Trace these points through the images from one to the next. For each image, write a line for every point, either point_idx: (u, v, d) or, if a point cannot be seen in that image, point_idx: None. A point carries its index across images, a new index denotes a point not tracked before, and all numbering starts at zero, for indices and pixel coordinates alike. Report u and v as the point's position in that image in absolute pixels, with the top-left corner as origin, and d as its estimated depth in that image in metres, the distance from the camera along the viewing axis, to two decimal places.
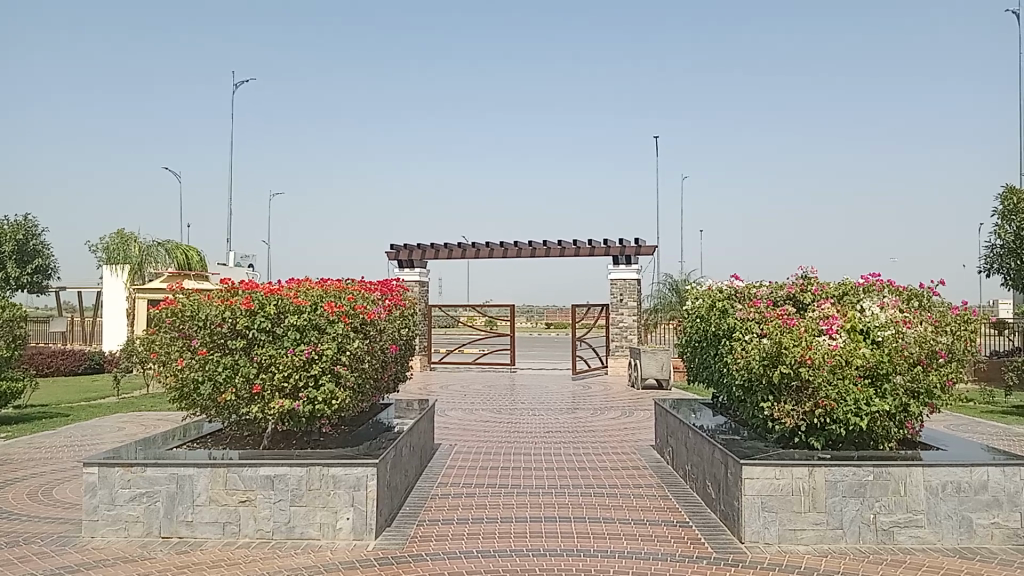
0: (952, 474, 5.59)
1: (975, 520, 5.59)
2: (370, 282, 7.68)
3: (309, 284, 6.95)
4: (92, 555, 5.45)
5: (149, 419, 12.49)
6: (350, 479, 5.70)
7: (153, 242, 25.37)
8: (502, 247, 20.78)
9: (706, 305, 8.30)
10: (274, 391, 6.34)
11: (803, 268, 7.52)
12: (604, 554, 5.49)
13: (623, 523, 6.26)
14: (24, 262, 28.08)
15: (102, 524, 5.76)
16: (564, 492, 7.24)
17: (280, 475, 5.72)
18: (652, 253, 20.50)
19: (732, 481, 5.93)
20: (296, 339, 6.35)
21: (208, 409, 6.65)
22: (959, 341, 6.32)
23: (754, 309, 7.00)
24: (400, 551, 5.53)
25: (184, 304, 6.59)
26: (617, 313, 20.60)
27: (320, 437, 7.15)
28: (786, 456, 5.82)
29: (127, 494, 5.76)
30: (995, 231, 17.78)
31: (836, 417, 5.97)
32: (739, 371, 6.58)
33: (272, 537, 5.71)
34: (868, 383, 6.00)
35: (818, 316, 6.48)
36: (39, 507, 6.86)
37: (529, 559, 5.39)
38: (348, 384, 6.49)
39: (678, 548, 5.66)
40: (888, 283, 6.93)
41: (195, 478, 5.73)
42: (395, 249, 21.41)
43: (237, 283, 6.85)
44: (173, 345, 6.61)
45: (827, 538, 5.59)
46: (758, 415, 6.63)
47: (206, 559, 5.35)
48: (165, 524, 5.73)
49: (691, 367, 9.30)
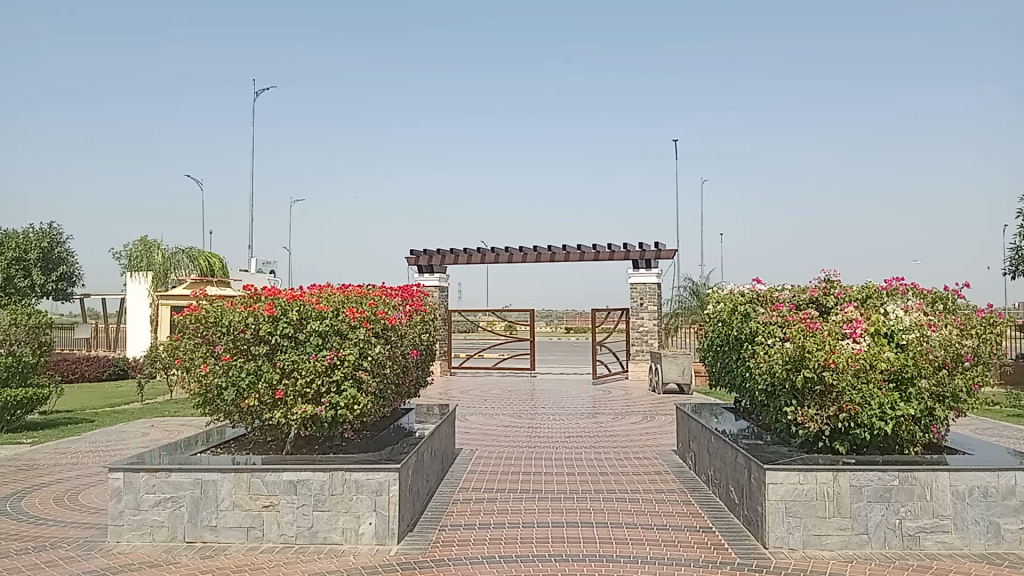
0: (980, 479, 5.52)
1: (1003, 525, 5.53)
2: (391, 287, 7.69)
3: (331, 290, 6.98)
4: (117, 559, 5.50)
5: (172, 425, 12.59)
6: (373, 484, 5.72)
7: (175, 251, 25.69)
8: (521, 252, 20.79)
9: (728, 310, 8.26)
10: (297, 396, 6.37)
11: (825, 272, 7.45)
12: (626, 560, 5.48)
13: (644, 529, 6.24)
14: (48, 270, 28.43)
15: (127, 529, 5.81)
16: (587, 498, 7.23)
17: (303, 480, 5.75)
18: (672, 256, 20.44)
19: (754, 486, 5.92)
20: (319, 344, 6.40)
21: (232, 415, 6.69)
22: (984, 345, 6.27)
23: (776, 313, 6.92)
24: (423, 556, 5.55)
25: (206, 311, 6.63)
26: (636, 317, 20.56)
27: (342, 442, 7.19)
28: (809, 460, 5.77)
29: (152, 499, 5.81)
30: (1020, 232, 17.63)
31: (860, 421, 5.92)
32: (761, 375, 6.54)
33: (296, 541, 5.74)
34: (892, 387, 5.96)
35: (841, 320, 6.41)
36: (66, 511, 6.94)
37: (553, 564, 5.39)
38: (370, 389, 6.50)
39: (701, 554, 5.62)
40: (911, 286, 6.86)
41: (219, 482, 5.77)
42: (415, 255, 21.50)
43: (259, 288, 6.88)
44: (196, 351, 6.67)
45: (852, 543, 5.54)
46: (781, 420, 6.59)
47: (231, 564, 5.39)
48: (190, 530, 5.77)
49: (712, 371, 9.24)
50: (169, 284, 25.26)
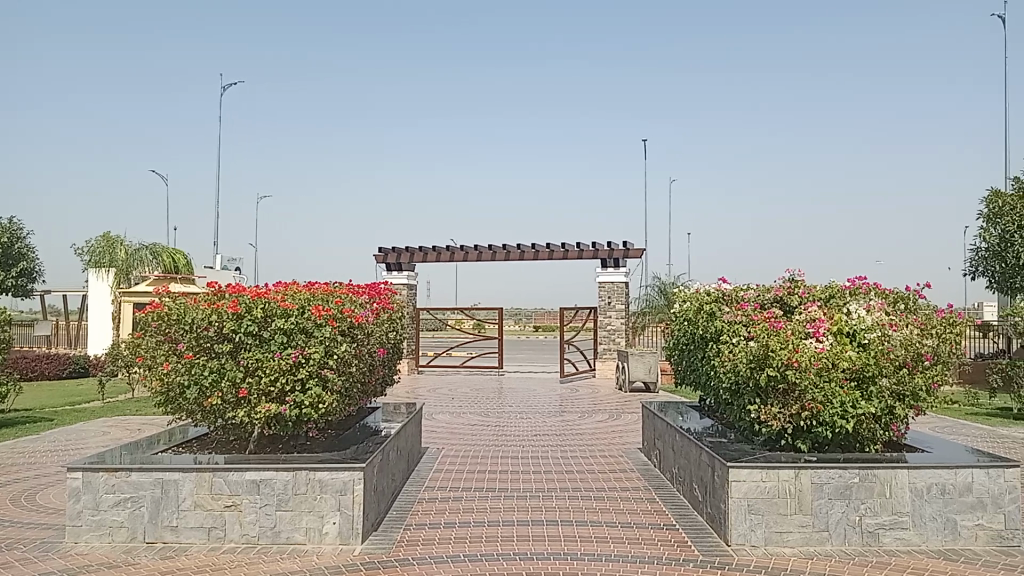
0: (938, 476, 5.62)
1: (960, 522, 5.63)
2: (358, 285, 7.64)
3: (296, 287, 6.92)
4: (74, 560, 5.40)
5: (134, 424, 12.40)
6: (337, 483, 5.68)
7: (139, 247, 25.31)
8: (490, 250, 20.79)
9: (694, 309, 8.32)
10: (260, 395, 6.30)
11: (789, 271, 7.53)
12: (590, 557, 5.50)
13: (609, 527, 6.27)
14: (8, 265, 27.86)
15: (85, 530, 5.71)
16: (553, 496, 7.24)
17: (266, 479, 5.69)
18: (639, 256, 20.53)
19: (718, 484, 5.98)
20: (283, 343, 6.33)
21: (194, 413, 6.60)
22: (944, 344, 6.37)
23: (742, 313, 6.98)
24: (385, 555, 5.52)
25: (169, 308, 6.54)
26: (604, 316, 20.63)
27: (306, 442, 7.14)
28: (772, 458, 5.83)
29: (111, 499, 5.71)
30: (980, 234, 18.01)
31: (822, 419, 5.99)
32: (726, 374, 6.59)
33: (258, 542, 5.68)
34: (854, 386, 6.03)
35: (804, 319, 6.48)
36: (23, 512, 6.81)
37: (517, 563, 5.38)
38: (335, 388, 6.46)
39: (665, 551, 5.66)
40: (874, 286, 6.95)
41: (180, 482, 5.69)
42: (383, 252, 21.37)
43: (223, 286, 6.79)
44: (158, 349, 6.57)
45: (813, 540, 5.60)
46: (744, 418, 6.65)
47: (192, 564, 5.33)
48: (150, 530, 5.69)
49: (677, 370, 9.29)
50: (132, 281, 24.88)
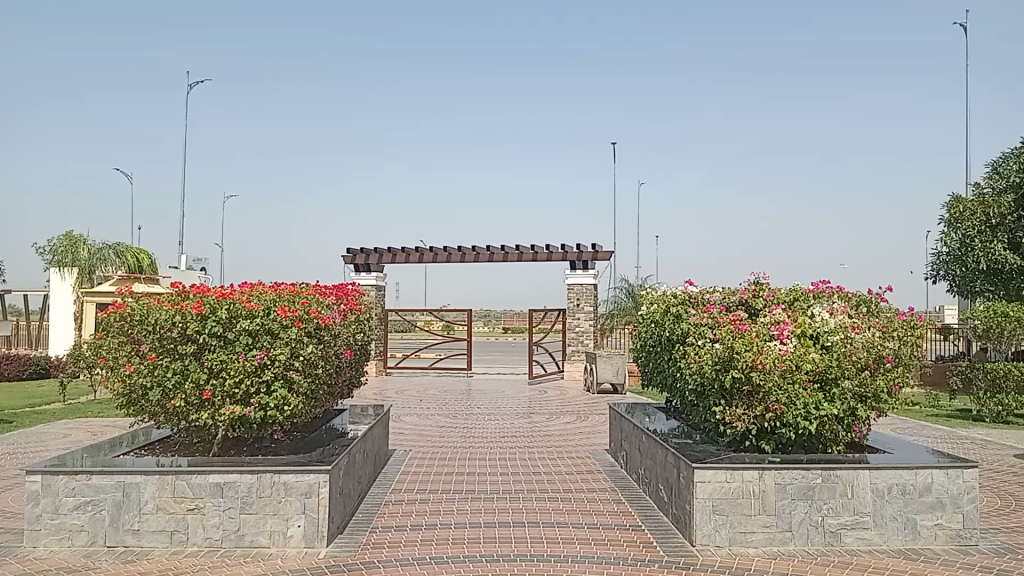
0: (898, 477, 5.71)
1: (919, 522, 5.73)
2: (325, 286, 7.60)
3: (262, 288, 6.86)
4: (32, 565, 5.31)
5: (95, 426, 12.21)
6: (302, 486, 5.64)
7: (102, 246, 24.94)
8: (459, 251, 20.76)
9: (661, 311, 8.38)
10: (225, 396, 6.24)
11: (754, 274, 7.61)
12: (556, 558, 5.51)
13: (575, 528, 6.29)
14: None
15: (44, 534, 5.61)
16: (520, 497, 7.25)
17: (230, 482, 5.63)
18: (608, 258, 20.64)
19: (683, 485, 6.02)
20: (248, 344, 6.27)
21: (157, 415, 6.52)
22: (904, 347, 6.48)
23: (708, 315, 7.05)
24: (351, 558, 5.49)
25: (132, 308, 6.45)
26: (573, 317, 20.72)
27: (272, 444, 7.08)
28: (737, 459, 5.88)
29: (71, 503, 5.62)
30: (941, 238, 18.36)
31: (786, 421, 6.06)
32: (692, 376, 6.64)
33: (221, 545, 5.62)
34: (817, 387, 6.11)
35: (769, 321, 6.55)
36: None
37: (483, 564, 5.39)
38: (300, 390, 6.42)
39: (630, 552, 5.70)
40: (837, 289, 7.05)
41: (142, 485, 5.61)
42: (351, 253, 21.25)
43: (188, 286, 6.71)
44: (120, 350, 6.47)
45: (776, 540, 5.67)
46: (709, 419, 6.71)
47: (153, 568, 5.26)
48: (111, 533, 5.60)
49: (644, 371, 9.35)
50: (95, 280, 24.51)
